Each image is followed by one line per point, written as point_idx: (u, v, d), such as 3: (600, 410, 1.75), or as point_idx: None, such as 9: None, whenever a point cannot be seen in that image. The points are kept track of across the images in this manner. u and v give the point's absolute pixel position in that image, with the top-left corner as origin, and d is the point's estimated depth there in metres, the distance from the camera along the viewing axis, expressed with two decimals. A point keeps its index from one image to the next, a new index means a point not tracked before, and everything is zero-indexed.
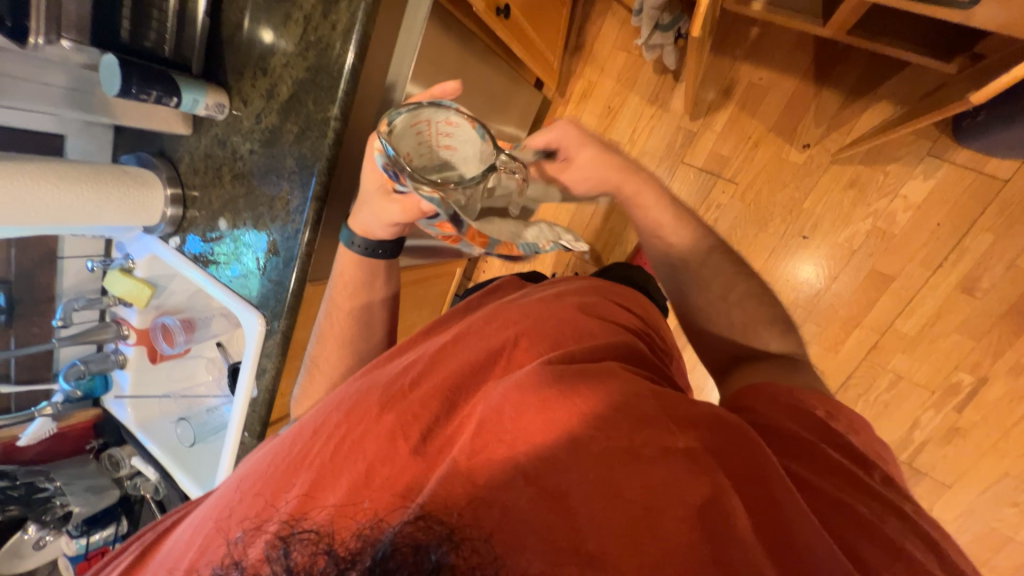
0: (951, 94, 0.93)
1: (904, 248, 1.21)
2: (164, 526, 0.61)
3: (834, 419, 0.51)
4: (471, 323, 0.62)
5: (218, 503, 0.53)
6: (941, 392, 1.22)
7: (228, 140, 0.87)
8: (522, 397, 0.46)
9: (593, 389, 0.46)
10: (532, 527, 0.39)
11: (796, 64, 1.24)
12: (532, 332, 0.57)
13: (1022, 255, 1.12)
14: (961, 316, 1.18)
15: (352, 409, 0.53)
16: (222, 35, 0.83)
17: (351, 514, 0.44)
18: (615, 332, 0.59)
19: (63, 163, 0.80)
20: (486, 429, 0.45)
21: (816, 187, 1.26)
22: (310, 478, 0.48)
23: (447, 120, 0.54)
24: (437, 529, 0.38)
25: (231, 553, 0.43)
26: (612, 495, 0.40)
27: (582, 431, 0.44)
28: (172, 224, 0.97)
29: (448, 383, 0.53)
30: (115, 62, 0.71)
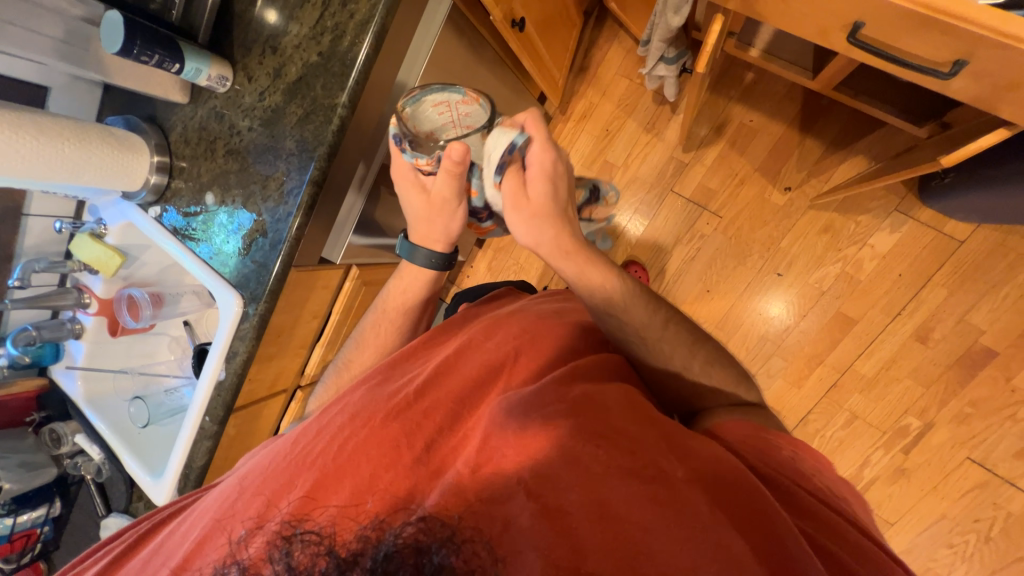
0: (919, 158, 1.00)
1: (868, 294, 1.28)
2: (160, 517, 0.65)
3: (799, 460, 0.56)
4: (473, 335, 0.67)
5: (221, 493, 0.57)
6: (891, 433, 1.29)
7: (226, 114, 0.85)
8: (524, 414, 0.51)
9: (594, 414, 0.51)
10: (531, 537, 0.42)
11: (784, 111, 1.32)
12: (531, 350, 0.63)
13: (971, 311, 1.21)
14: (913, 362, 1.26)
15: (357, 413, 0.57)
16: (231, 8, 0.81)
17: (352, 515, 0.48)
18: (603, 354, 0.64)
19: (27, 113, 0.74)
20: (488, 445, 0.50)
21: (793, 229, 1.33)
22: (312, 478, 0.51)
23: (461, 101, 0.64)
24: (439, 530, 0.40)
25: (231, 554, 0.46)
26: (612, 514, 0.43)
27: (585, 450, 0.48)
28: (154, 193, 0.93)
29: (450, 398, 0.57)
30: (119, 21, 0.69)
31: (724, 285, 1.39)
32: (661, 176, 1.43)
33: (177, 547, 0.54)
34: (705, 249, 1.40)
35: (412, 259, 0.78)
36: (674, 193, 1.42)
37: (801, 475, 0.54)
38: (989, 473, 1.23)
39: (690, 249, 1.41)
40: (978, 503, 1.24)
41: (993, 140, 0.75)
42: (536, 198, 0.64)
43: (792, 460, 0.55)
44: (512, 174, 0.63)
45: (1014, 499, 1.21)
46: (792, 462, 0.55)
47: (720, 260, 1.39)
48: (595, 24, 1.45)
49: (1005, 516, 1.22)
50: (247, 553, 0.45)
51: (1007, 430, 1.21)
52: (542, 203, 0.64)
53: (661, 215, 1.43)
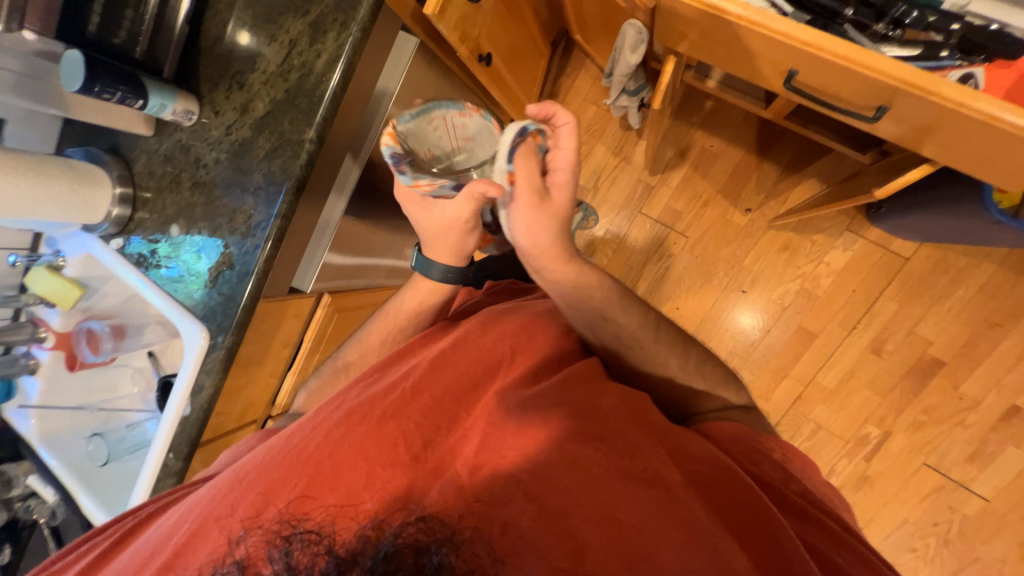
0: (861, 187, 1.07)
1: (826, 308, 1.35)
2: (146, 513, 0.63)
3: (786, 461, 0.61)
4: (470, 331, 0.67)
5: (217, 482, 0.57)
6: (853, 441, 1.35)
7: (192, 147, 0.84)
8: (524, 416, 0.56)
9: (593, 419, 0.56)
10: (533, 538, 0.47)
11: (742, 138, 1.39)
12: (526, 349, 0.65)
13: (919, 324, 1.29)
14: (871, 374, 1.33)
15: (352, 411, 0.57)
16: (198, 44, 0.81)
17: (351, 515, 0.50)
18: (587, 359, 0.68)
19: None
20: (486, 448, 0.54)
21: (755, 247, 1.40)
22: (309, 472, 0.53)
23: (456, 116, 0.65)
24: (437, 530, 0.44)
25: (230, 553, 0.47)
26: (614, 519, 0.48)
27: (583, 455, 0.52)
28: (117, 225, 0.91)
29: (446, 396, 0.59)
30: (80, 59, 0.68)
31: (693, 301, 1.44)
32: (630, 198, 1.48)
33: (167, 538, 0.54)
34: (673, 267, 1.45)
35: (427, 275, 0.79)
36: (642, 214, 1.47)
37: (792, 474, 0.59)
38: (943, 478, 1.29)
39: (660, 268, 1.46)
40: (935, 506, 1.30)
41: (917, 176, 0.81)
42: (558, 202, 0.68)
43: (782, 463, 0.60)
44: (530, 163, 0.65)
45: (967, 501, 1.28)
46: (782, 464, 0.60)
47: (688, 277, 1.44)
48: (564, 53, 1.51)
49: (961, 519, 1.29)
50: (244, 550, 0.46)
51: (957, 435, 1.28)
52: (562, 204, 0.68)
53: (631, 235, 1.48)
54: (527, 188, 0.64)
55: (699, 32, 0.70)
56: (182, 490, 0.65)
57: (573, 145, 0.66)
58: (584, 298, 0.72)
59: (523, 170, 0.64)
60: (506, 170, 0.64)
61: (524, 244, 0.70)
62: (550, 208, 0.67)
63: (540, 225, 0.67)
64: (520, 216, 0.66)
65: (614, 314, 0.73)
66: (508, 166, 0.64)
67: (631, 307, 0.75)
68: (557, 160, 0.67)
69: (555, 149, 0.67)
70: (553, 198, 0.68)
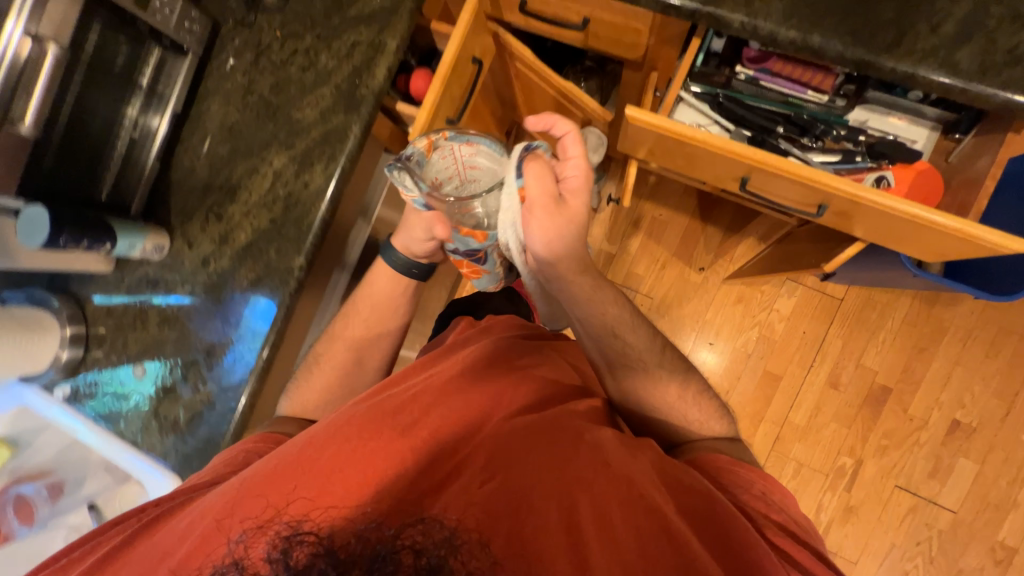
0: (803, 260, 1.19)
1: (784, 351, 1.47)
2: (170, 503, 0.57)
3: (769, 495, 0.61)
4: (473, 361, 0.68)
5: (220, 491, 0.53)
6: (832, 474, 1.43)
7: (161, 282, 0.79)
8: (530, 437, 0.56)
9: (593, 446, 0.57)
10: (538, 548, 0.46)
11: (686, 206, 1.54)
12: (531, 382, 0.67)
13: (863, 356, 1.43)
14: (834, 407, 1.44)
15: (365, 425, 0.56)
16: (169, 178, 0.79)
17: (349, 517, 0.46)
18: (589, 399, 0.70)
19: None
20: (496, 462, 0.53)
21: (713, 302, 1.52)
22: (317, 484, 0.50)
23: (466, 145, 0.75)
24: (436, 532, 0.42)
25: (233, 552, 0.43)
26: (613, 538, 0.48)
27: (586, 472, 0.53)
28: (65, 370, 0.82)
29: (457, 418, 0.59)
30: (42, 215, 0.62)
31: None
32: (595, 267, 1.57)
33: (173, 547, 0.49)
34: None
35: (391, 261, 0.86)
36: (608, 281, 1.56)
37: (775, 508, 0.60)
38: (915, 497, 1.39)
39: None
40: (914, 525, 1.39)
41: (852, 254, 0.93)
42: (574, 207, 0.71)
43: (762, 496, 0.61)
44: (544, 174, 0.68)
45: (940, 515, 1.38)
46: (763, 497, 0.61)
47: None
48: None
49: (938, 534, 1.38)
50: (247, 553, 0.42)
51: (917, 454, 1.40)
52: (578, 210, 0.71)
53: None
54: (542, 198, 0.68)
55: (651, 147, 0.81)
56: (177, 496, 0.58)
57: (581, 154, 0.70)
58: (596, 312, 0.76)
59: (535, 183, 0.68)
60: (517, 185, 0.68)
61: (541, 256, 0.73)
62: (567, 212, 0.71)
63: (558, 234, 0.71)
64: (537, 231, 0.70)
65: (624, 331, 0.76)
66: (519, 181, 0.68)
67: (642, 328, 0.77)
68: (572, 167, 0.71)
69: (563, 159, 0.71)
70: (572, 201, 0.71)
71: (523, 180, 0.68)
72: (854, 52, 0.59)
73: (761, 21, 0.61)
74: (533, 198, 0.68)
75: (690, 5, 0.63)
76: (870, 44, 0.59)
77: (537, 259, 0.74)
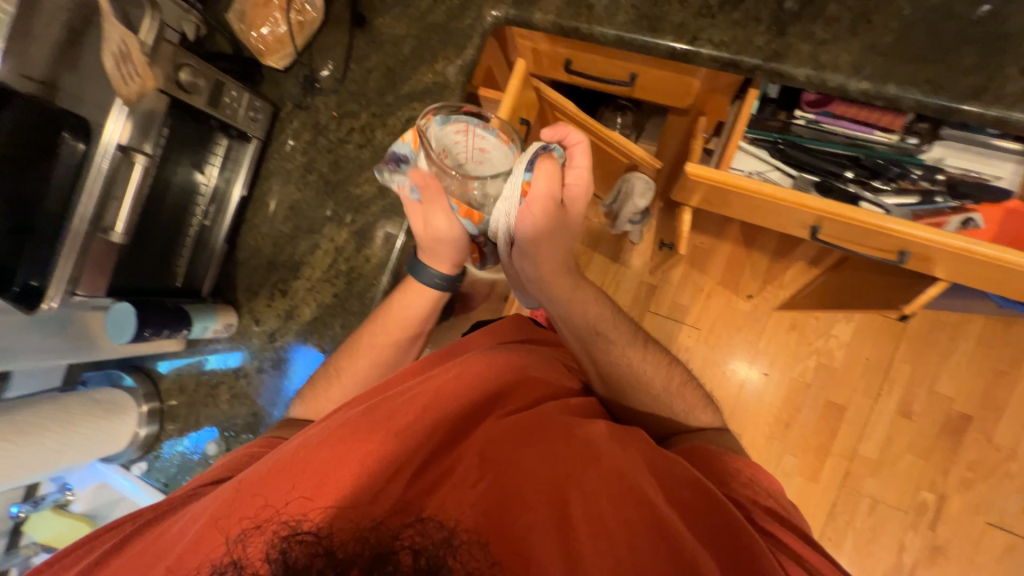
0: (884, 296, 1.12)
1: (847, 380, 1.40)
2: (157, 508, 0.56)
3: (757, 481, 0.62)
4: (472, 362, 0.64)
5: (216, 494, 0.51)
6: (913, 511, 1.33)
7: (231, 358, 0.81)
8: (523, 436, 0.57)
9: (584, 442, 0.57)
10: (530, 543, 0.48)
11: (728, 233, 1.47)
12: (528, 380, 0.66)
13: (936, 382, 1.35)
14: (908, 438, 1.35)
15: (357, 424, 0.54)
16: (236, 257, 0.82)
17: (351, 520, 0.47)
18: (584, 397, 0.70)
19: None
20: (490, 462, 0.54)
21: (765, 330, 1.46)
22: (313, 484, 0.49)
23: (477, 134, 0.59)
24: (434, 533, 0.47)
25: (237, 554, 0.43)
26: (604, 532, 0.50)
27: (579, 469, 0.54)
28: (143, 447, 0.83)
29: (452, 419, 0.57)
30: (129, 310, 0.68)
31: (719, 390, 1.45)
32: (637, 299, 1.52)
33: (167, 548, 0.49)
34: (692, 359, 1.48)
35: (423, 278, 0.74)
36: (652, 313, 1.51)
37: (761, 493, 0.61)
38: (1010, 535, 1.28)
39: None
40: (1011, 566, 1.28)
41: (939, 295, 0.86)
42: (570, 213, 0.66)
43: (749, 481, 0.61)
44: (554, 175, 0.60)
45: None
46: (751, 483, 0.61)
47: (709, 367, 1.47)
48: None
49: None
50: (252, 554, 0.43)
51: (1008, 487, 1.29)
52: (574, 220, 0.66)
53: None
54: (544, 198, 0.60)
55: (706, 196, 0.80)
56: (174, 498, 0.58)
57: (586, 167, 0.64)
58: (579, 313, 0.72)
59: (542, 181, 0.59)
60: (523, 180, 0.59)
61: (526, 253, 0.66)
62: (565, 217, 0.65)
63: (551, 236, 0.65)
64: (530, 228, 0.63)
65: (607, 331, 0.73)
66: (527, 175, 0.59)
67: (623, 327, 0.75)
68: (579, 174, 0.64)
69: (568, 167, 0.64)
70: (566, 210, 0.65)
71: (531, 173, 0.59)
72: (936, 99, 0.57)
73: (828, 73, 0.60)
74: (536, 197, 0.60)
75: (751, 62, 0.63)
76: (953, 90, 0.56)
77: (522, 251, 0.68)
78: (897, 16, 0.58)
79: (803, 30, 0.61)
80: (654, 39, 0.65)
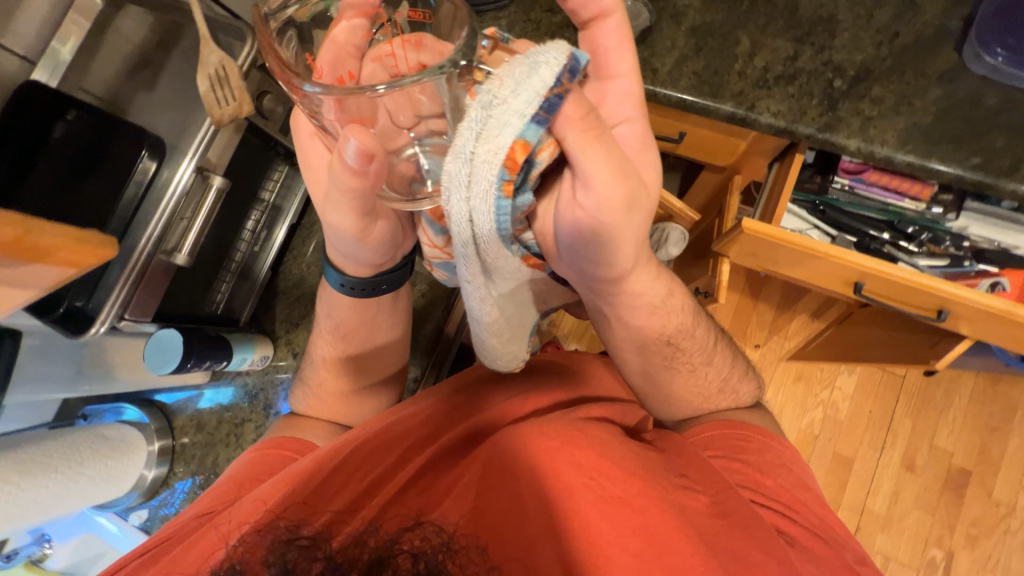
0: (894, 352, 1.16)
1: (853, 432, 1.43)
2: (170, 530, 0.50)
3: (770, 447, 0.61)
4: (480, 391, 0.69)
5: (232, 509, 0.49)
6: (924, 568, 1.33)
7: (261, 393, 0.79)
8: (530, 443, 0.53)
9: (596, 438, 0.54)
10: (529, 554, 0.46)
11: (735, 283, 1.52)
12: (539, 394, 0.67)
13: (936, 436, 1.39)
14: (914, 492, 1.37)
15: (373, 449, 0.57)
16: (277, 285, 0.83)
17: (349, 522, 0.46)
18: (610, 403, 0.67)
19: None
20: (490, 474, 0.53)
21: (773, 380, 1.48)
22: (317, 493, 0.50)
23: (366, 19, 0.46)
24: (434, 537, 0.42)
25: (230, 556, 0.40)
26: (621, 533, 0.46)
27: (582, 460, 0.51)
28: (145, 493, 0.76)
29: (457, 444, 0.61)
30: (175, 336, 0.61)
31: None
32: None
33: (168, 551, 0.46)
34: None
35: (336, 286, 0.66)
36: None
37: (784, 474, 0.58)
38: None
39: None
40: None
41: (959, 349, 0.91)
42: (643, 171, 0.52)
43: (777, 463, 0.59)
44: (600, 141, 0.42)
45: None
46: (778, 462, 0.59)
47: None
48: None
49: None
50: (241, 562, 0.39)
51: (1010, 544, 1.32)
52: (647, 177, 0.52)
53: None
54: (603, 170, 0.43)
55: (739, 249, 0.84)
56: (191, 517, 0.51)
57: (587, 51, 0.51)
58: (642, 319, 0.64)
59: (587, 159, 0.42)
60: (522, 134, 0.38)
61: (584, 255, 0.53)
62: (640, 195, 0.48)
63: (602, 240, 0.50)
64: (571, 227, 0.48)
65: None
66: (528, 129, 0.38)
67: (695, 341, 0.68)
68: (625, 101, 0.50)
69: (603, 89, 0.50)
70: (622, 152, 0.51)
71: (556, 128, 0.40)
72: (972, 174, 0.64)
73: (877, 146, 0.66)
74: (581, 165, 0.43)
75: (805, 130, 0.68)
76: (988, 168, 0.64)
77: (567, 254, 0.53)
78: (935, 101, 0.66)
79: (852, 107, 0.68)
80: (715, 103, 0.71)
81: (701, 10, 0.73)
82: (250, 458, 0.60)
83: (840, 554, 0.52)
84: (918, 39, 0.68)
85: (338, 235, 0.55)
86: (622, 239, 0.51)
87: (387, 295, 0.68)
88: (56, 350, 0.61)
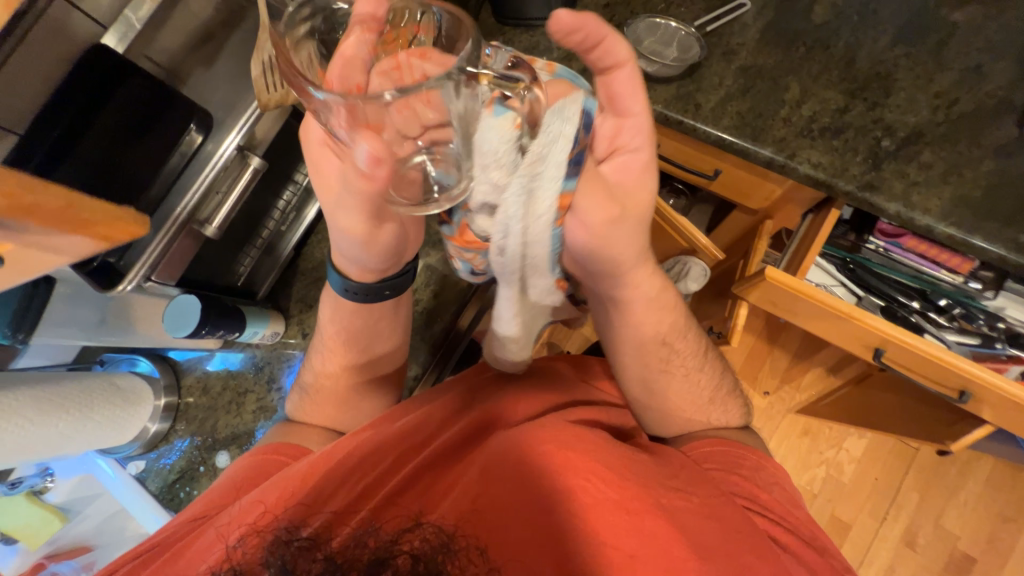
0: None
1: (854, 497, 1.37)
2: (169, 532, 0.52)
3: (769, 473, 0.60)
4: (481, 396, 0.70)
5: (228, 510, 0.51)
6: None
7: (266, 367, 0.81)
8: (527, 442, 0.54)
9: (592, 444, 0.54)
10: (530, 550, 0.45)
11: (753, 326, 1.48)
12: (540, 396, 0.68)
13: (942, 516, 1.33)
14: (910, 569, 1.31)
15: (374, 452, 0.58)
16: (297, 265, 0.85)
17: (349, 522, 0.47)
18: (609, 414, 0.68)
19: (15, 390, 0.59)
20: (490, 474, 0.51)
21: (777, 430, 1.44)
22: (314, 493, 0.51)
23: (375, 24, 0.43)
24: (434, 537, 0.42)
25: (231, 556, 0.42)
26: (622, 530, 0.46)
27: (579, 457, 0.51)
28: (146, 445, 0.80)
29: (456, 445, 0.61)
30: (193, 302, 0.64)
31: None
32: None
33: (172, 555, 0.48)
34: None
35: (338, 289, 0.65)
36: None
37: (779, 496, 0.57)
38: None
39: None
40: None
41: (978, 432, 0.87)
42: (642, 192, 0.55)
43: (774, 481, 0.59)
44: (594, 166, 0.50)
45: None
46: (772, 484, 0.58)
47: None
48: None
49: None
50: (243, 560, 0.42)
51: None
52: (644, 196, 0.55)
53: None
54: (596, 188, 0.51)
55: (759, 297, 0.82)
56: (190, 522, 0.52)
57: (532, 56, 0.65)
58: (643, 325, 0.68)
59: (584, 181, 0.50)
60: (560, 189, 0.49)
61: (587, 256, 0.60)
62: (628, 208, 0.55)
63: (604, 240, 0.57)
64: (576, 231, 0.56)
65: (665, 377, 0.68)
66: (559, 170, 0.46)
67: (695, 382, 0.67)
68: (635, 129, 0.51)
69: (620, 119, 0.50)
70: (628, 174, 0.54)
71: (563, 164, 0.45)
72: (1015, 257, 0.61)
73: (918, 213, 0.64)
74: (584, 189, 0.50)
75: (844, 186, 0.67)
76: None
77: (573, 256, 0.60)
78: (987, 174, 0.63)
79: (896, 169, 0.65)
80: (755, 147, 0.69)
81: (754, 51, 0.72)
82: (248, 462, 0.61)
83: (832, 563, 0.51)
84: (977, 109, 0.66)
85: (344, 238, 0.57)
86: (616, 239, 0.57)
87: (388, 302, 0.68)
88: (85, 300, 0.64)
